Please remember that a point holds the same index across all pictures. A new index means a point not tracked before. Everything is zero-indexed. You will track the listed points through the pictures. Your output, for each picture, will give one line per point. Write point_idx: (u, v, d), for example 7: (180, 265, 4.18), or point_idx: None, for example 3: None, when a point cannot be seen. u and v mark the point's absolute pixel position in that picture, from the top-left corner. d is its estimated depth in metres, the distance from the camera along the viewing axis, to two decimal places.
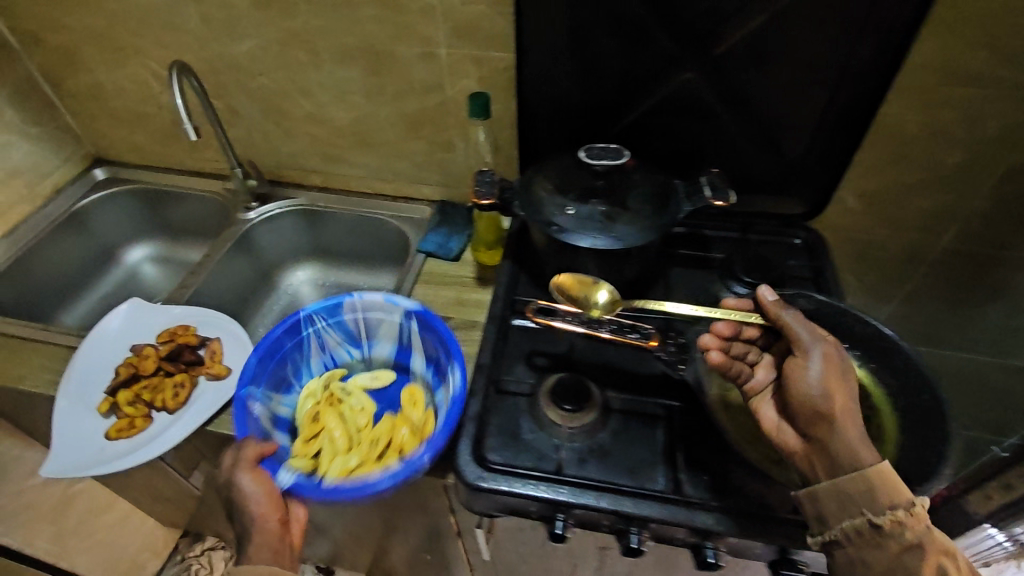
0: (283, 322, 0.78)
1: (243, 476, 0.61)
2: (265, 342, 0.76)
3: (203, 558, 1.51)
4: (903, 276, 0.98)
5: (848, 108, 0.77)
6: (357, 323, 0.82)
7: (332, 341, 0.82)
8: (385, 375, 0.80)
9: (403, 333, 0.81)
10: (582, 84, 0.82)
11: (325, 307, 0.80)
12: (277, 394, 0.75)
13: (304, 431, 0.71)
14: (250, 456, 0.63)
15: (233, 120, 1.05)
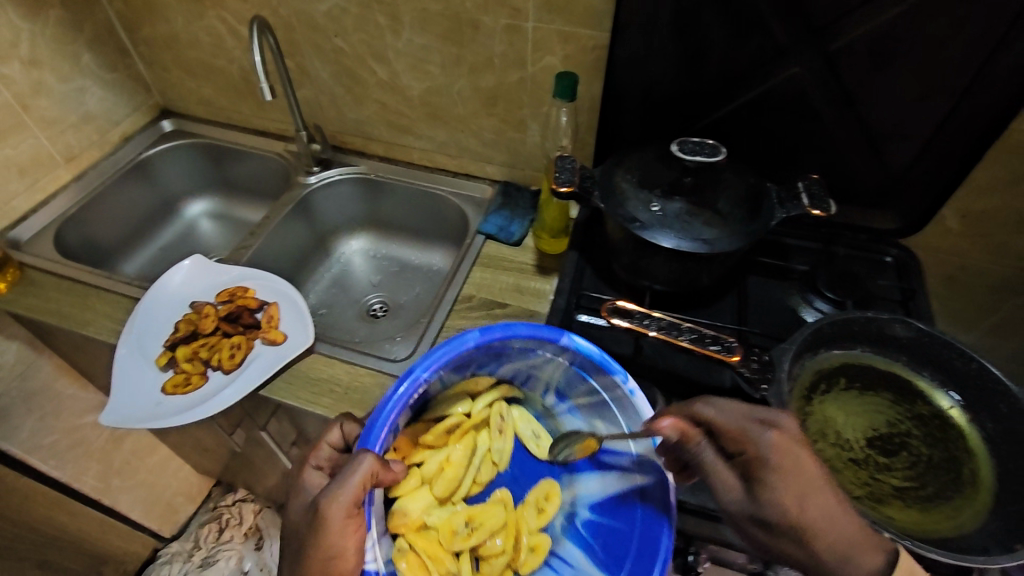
0: (536, 329, 0.62)
1: (335, 518, 0.49)
2: (492, 335, 0.62)
3: (234, 509, 1.58)
4: (993, 306, 0.91)
5: (972, 119, 0.70)
6: (590, 393, 0.65)
7: (543, 373, 0.67)
8: (548, 451, 0.69)
9: (614, 456, 0.63)
10: (676, 71, 0.77)
11: (586, 358, 0.62)
12: (450, 376, 0.63)
13: (429, 435, 0.64)
14: (354, 497, 0.50)
15: (304, 82, 1.03)
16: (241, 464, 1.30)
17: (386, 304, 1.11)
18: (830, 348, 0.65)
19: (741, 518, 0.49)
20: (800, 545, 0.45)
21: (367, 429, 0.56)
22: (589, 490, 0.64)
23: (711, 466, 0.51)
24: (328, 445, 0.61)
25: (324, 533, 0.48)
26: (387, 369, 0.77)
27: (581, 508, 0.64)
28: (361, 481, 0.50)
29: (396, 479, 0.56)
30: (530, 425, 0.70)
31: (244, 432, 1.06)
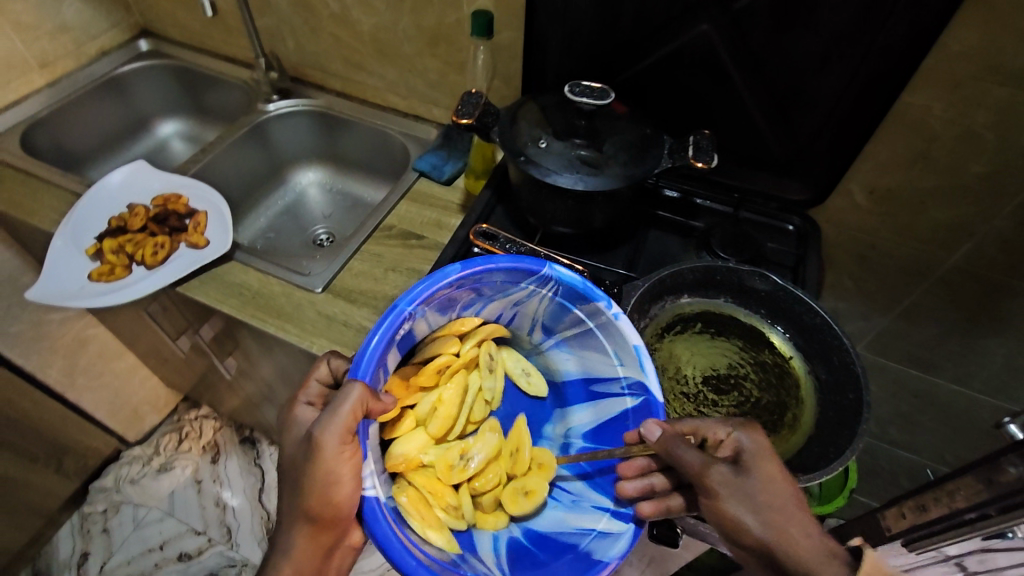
0: (518, 260, 0.61)
1: (329, 443, 0.51)
2: (478, 264, 0.61)
3: (195, 424, 1.58)
4: (904, 290, 0.91)
5: (871, 89, 0.71)
6: (575, 324, 0.64)
7: (530, 309, 0.66)
8: (538, 387, 0.68)
9: (604, 384, 0.64)
10: (597, 22, 0.79)
11: (568, 287, 0.61)
12: (434, 315, 0.63)
13: (420, 375, 0.62)
14: (347, 424, 0.51)
15: (263, 10, 1.06)
16: (194, 380, 1.36)
17: (331, 236, 1.15)
18: (691, 296, 0.70)
19: (728, 499, 0.49)
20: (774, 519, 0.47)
21: (357, 359, 0.56)
22: (581, 421, 0.66)
23: (693, 457, 0.51)
24: (318, 380, 0.60)
25: (319, 456, 0.51)
26: (295, 280, 0.83)
27: (574, 438, 0.65)
28: (351, 410, 0.51)
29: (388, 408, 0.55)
30: (519, 362, 0.69)
31: (187, 343, 1.11)
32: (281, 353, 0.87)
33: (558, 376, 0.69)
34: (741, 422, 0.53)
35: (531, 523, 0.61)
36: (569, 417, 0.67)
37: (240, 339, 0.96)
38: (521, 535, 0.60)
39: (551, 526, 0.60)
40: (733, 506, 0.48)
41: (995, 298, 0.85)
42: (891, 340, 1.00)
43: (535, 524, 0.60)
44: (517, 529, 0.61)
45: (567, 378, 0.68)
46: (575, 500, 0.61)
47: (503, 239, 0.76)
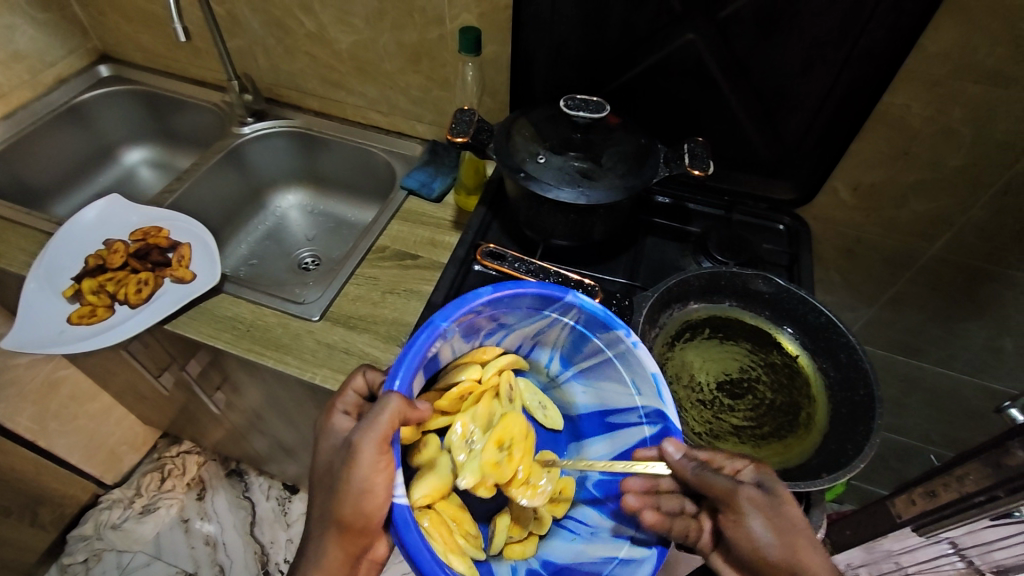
0: (543, 286, 0.61)
1: (365, 451, 0.50)
2: (508, 289, 0.61)
3: (178, 460, 1.50)
4: (889, 280, 0.94)
5: (853, 90, 0.73)
6: (594, 354, 0.64)
7: (549, 338, 0.66)
8: (554, 420, 0.66)
9: (622, 416, 0.63)
10: (583, 34, 0.79)
11: (590, 314, 0.61)
12: (458, 341, 0.62)
13: (443, 401, 0.60)
14: (385, 432, 0.50)
15: (235, 30, 1.03)
16: (177, 415, 1.30)
17: (316, 258, 1.12)
18: (698, 302, 0.70)
19: (753, 520, 0.49)
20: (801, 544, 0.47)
21: (393, 370, 0.55)
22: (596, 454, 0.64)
23: (718, 480, 0.51)
24: (354, 390, 0.59)
25: (355, 463, 0.50)
26: (291, 310, 0.80)
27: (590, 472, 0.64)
28: (389, 419, 0.51)
29: (424, 418, 0.54)
30: (536, 394, 0.67)
31: (170, 379, 1.06)
32: (277, 384, 0.84)
33: (574, 409, 0.68)
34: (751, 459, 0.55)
35: (550, 555, 0.60)
36: (585, 451, 0.65)
37: (231, 372, 0.92)
38: (540, 568, 0.59)
39: (570, 557, 0.59)
40: (756, 527, 0.49)
41: (975, 284, 0.89)
42: (878, 328, 1.03)
43: (554, 556, 0.59)
44: (535, 561, 0.60)
45: (581, 411, 0.67)
46: (593, 531, 0.60)
47: (510, 258, 0.75)
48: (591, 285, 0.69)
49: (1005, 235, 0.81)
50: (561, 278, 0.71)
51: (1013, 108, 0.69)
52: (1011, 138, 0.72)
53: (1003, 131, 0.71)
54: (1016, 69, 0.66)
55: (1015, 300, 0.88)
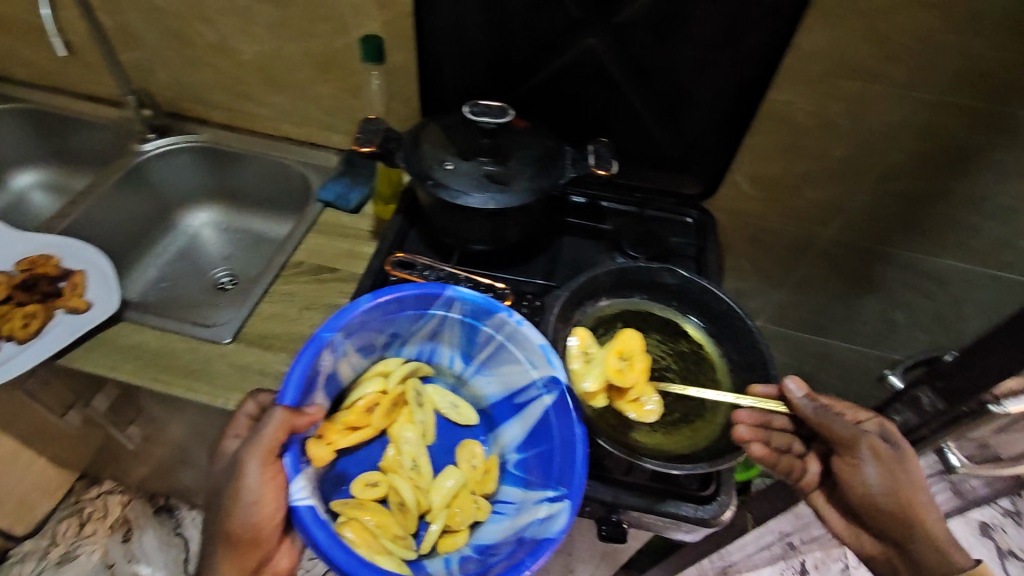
0: (422, 285, 0.65)
1: (251, 466, 0.50)
2: (390, 293, 0.64)
3: (98, 502, 1.39)
4: (792, 265, 1.01)
5: (743, 89, 0.78)
6: (487, 341, 0.67)
7: (445, 337, 0.69)
8: (468, 416, 0.67)
9: (524, 394, 0.65)
10: (488, 40, 0.80)
11: (472, 303, 0.65)
12: (355, 356, 0.65)
13: (349, 415, 0.61)
14: (269, 444, 0.51)
15: (129, 41, 0.97)
16: (93, 454, 1.21)
17: (233, 277, 1.07)
18: (608, 298, 0.73)
19: (869, 463, 0.53)
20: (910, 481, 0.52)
21: (283, 385, 0.56)
22: (512, 436, 0.66)
23: (839, 424, 0.55)
24: (246, 415, 0.57)
25: (242, 479, 0.50)
26: (200, 333, 0.76)
27: (508, 453, 0.66)
28: (274, 431, 0.51)
29: (315, 420, 0.56)
30: (446, 396, 0.68)
31: (78, 418, 0.98)
32: (192, 413, 0.80)
33: (484, 402, 0.69)
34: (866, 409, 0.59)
35: (480, 539, 0.60)
36: (501, 438, 0.67)
37: (143, 406, 0.86)
38: (471, 553, 0.59)
39: (498, 536, 0.60)
40: (869, 473, 0.53)
41: (867, 262, 0.96)
42: (788, 310, 1.09)
43: (483, 538, 0.60)
44: (468, 548, 0.60)
45: (492, 401, 0.69)
46: (518, 507, 0.61)
47: (420, 266, 0.74)
48: (500, 288, 0.71)
49: (887, 217, 0.89)
50: (472, 283, 0.71)
51: (882, 101, 0.75)
52: (883, 128, 0.78)
53: (876, 122, 0.78)
54: (881, 66, 0.72)
55: (900, 275, 0.96)
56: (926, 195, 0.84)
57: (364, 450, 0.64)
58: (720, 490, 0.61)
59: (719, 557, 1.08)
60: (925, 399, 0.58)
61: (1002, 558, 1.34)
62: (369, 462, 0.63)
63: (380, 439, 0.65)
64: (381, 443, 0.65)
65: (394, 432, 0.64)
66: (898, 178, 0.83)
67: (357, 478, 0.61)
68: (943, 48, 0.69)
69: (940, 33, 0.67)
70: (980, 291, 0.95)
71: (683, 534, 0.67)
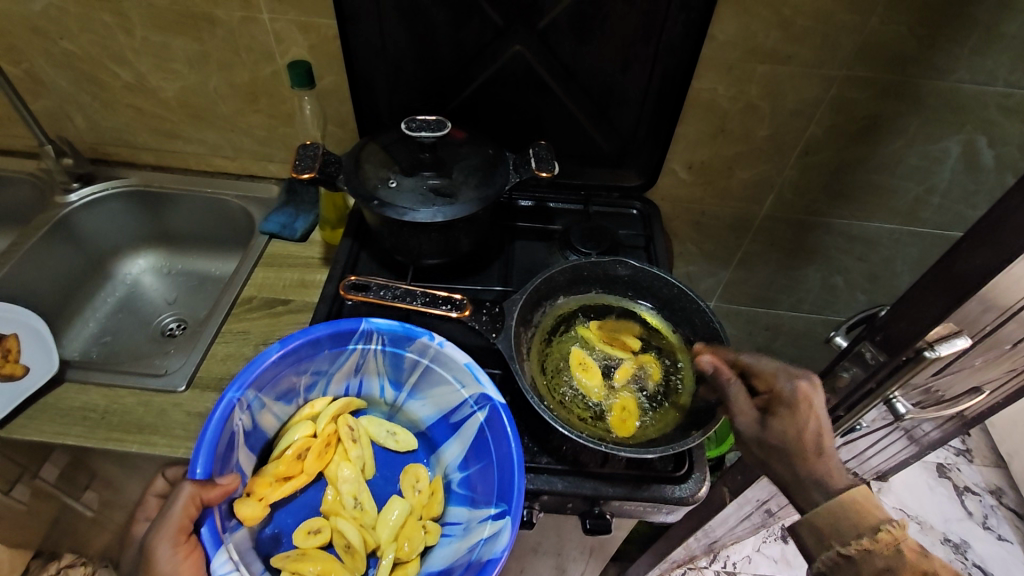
0: (335, 325, 0.65)
1: (162, 547, 0.49)
2: (300, 339, 0.64)
3: None
4: (736, 244, 1.05)
5: (666, 81, 0.81)
6: (414, 366, 0.68)
7: (370, 368, 0.69)
8: (407, 442, 0.67)
9: (458, 412, 0.66)
10: (416, 57, 0.81)
11: (390, 333, 0.66)
12: (276, 405, 0.64)
13: (279, 466, 0.61)
14: (180, 522, 0.50)
15: (40, 89, 0.92)
16: (46, 529, 1.12)
17: (181, 322, 1.03)
18: (565, 295, 0.75)
19: (752, 442, 0.56)
20: (788, 463, 0.53)
21: (193, 455, 0.55)
22: (453, 455, 0.67)
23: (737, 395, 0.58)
24: (156, 494, 0.59)
25: (153, 564, 0.49)
26: (152, 384, 0.74)
27: (452, 473, 0.66)
28: (182, 508, 0.51)
29: (230, 490, 0.54)
30: (383, 425, 0.68)
31: (26, 491, 0.91)
32: (153, 469, 0.76)
33: (422, 425, 0.70)
34: (804, 373, 0.55)
35: (432, 566, 0.61)
36: (443, 458, 0.68)
37: (98, 470, 0.81)
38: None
39: (448, 561, 0.60)
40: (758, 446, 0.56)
41: (804, 234, 1.02)
42: (737, 286, 1.14)
43: (435, 565, 0.60)
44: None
45: (428, 424, 0.69)
46: (466, 527, 0.61)
47: (374, 286, 0.69)
48: (458, 298, 0.66)
49: (814, 189, 0.94)
50: (430, 295, 0.67)
51: (796, 81, 0.80)
52: (799, 107, 0.83)
53: (792, 101, 0.82)
54: (789, 48, 0.77)
55: (834, 242, 1.02)
56: (847, 165, 0.90)
57: (300, 498, 0.63)
58: (693, 468, 0.63)
59: (704, 534, 1.10)
60: (868, 354, 0.62)
61: (959, 495, 1.44)
62: (307, 508, 0.62)
63: (317, 482, 0.64)
64: (318, 486, 0.64)
65: (330, 472, 0.63)
66: (820, 151, 0.88)
67: (299, 527, 0.60)
68: (842, 27, 0.74)
69: (838, 13, 0.72)
70: (906, 247, 1.02)
71: (665, 517, 0.68)
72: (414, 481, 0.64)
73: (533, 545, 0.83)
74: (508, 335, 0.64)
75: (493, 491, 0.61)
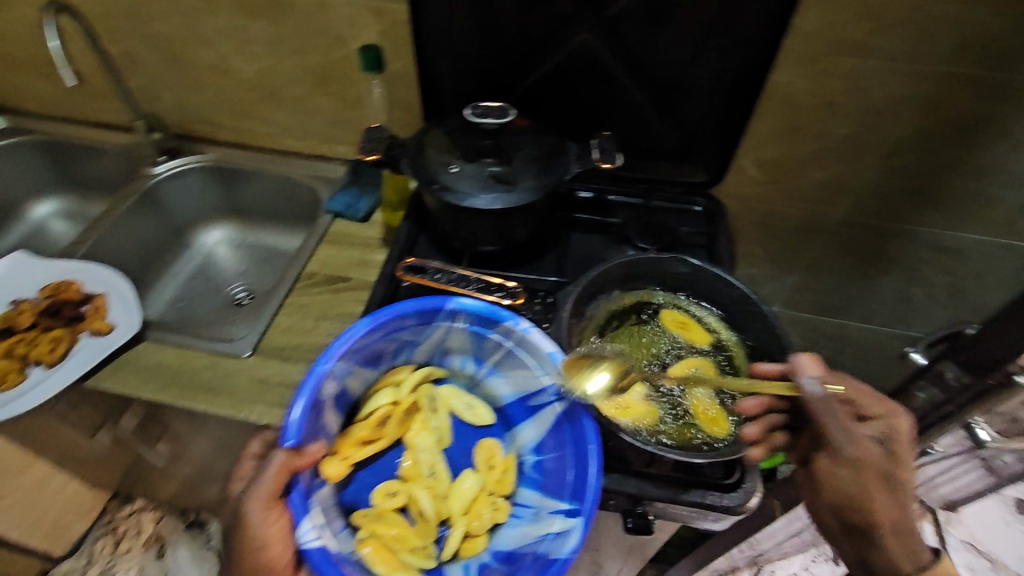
0: (423, 302, 0.67)
1: (253, 509, 0.53)
2: (389, 313, 0.66)
3: (132, 520, 1.41)
4: (806, 247, 1.00)
5: (740, 74, 0.78)
6: (497, 346, 0.68)
7: (454, 343, 0.70)
8: (485, 417, 0.68)
9: (538, 397, 0.66)
10: (485, 43, 0.81)
11: (475, 314, 0.67)
12: (363, 371, 0.67)
13: (364, 430, 0.64)
14: (269, 487, 0.54)
15: (133, 67, 0.99)
16: (122, 474, 1.23)
17: (249, 293, 1.09)
18: (620, 289, 0.72)
19: (855, 478, 0.53)
20: (890, 507, 0.53)
21: (286, 419, 0.58)
22: (529, 437, 0.68)
23: (842, 433, 0.53)
24: (251, 456, 0.61)
25: (246, 524, 0.53)
26: (220, 348, 0.78)
27: (527, 455, 0.67)
28: (273, 474, 0.54)
29: (316, 458, 0.58)
30: (463, 398, 0.69)
31: (108, 438, 0.99)
32: (217, 428, 0.81)
33: (501, 402, 0.70)
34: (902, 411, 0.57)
35: (500, 544, 0.62)
36: (518, 438, 0.68)
37: (169, 424, 0.87)
38: (491, 560, 0.62)
39: (517, 543, 0.62)
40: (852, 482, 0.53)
41: (883, 241, 0.95)
42: (803, 292, 1.08)
43: (503, 544, 0.62)
44: (487, 553, 0.62)
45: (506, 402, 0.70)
46: (536, 513, 0.63)
47: (431, 269, 0.75)
48: (512, 286, 0.72)
49: (898, 193, 0.88)
50: (483, 281, 0.74)
51: (884, 76, 0.74)
52: (885, 105, 0.77)
53: (879, 98, 0.77)
54: (881, 41, 0.71)
55: (918, 252, 0.95)
56: (938, 168, 0.83)
57: (381, 460, 0.65)
58: (746, 476, 0.61)
59: (749, 547, 1.07)
60: (950, 373, 0.57)
61: None
62: (387, 471, 0.65)
63: (397, 447, 0.66)
64: (396, 451, 0.66)
65: (409, 439, 0.66)
66: (908, 152, 0.82)
67: (378, 488, 0.63)
68: (943, 17, 0.68)
69: (939, 3, 0.67)
70: (1001, 262, 0.93)
71: (710, 523, 0.66)
72: (488, 457, 0.66)
73: None
74: (560, 326, 0.66)
75: (566, 484, 0.61)
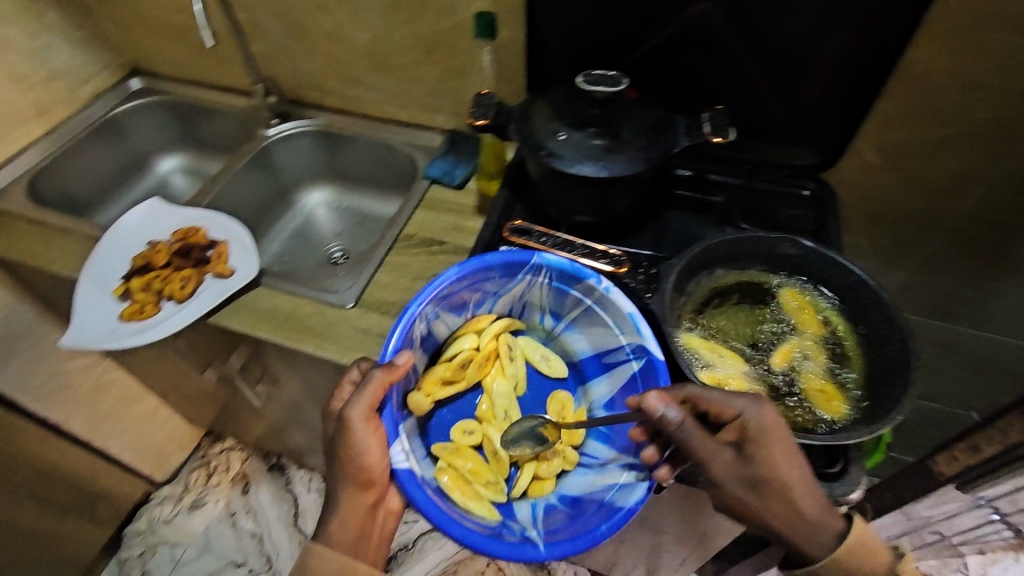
0: (508, 254, 0.68)
1: (357, 418, 0.57)
2: (475, 263, 0.68)
3: (222, 457, 1.52)
4: (920, 242, 0.93)
5: (870, 51, 0.73)
6: (576, 303, 0.69)
7: (534, 297, 0.72)
8: (559, 369, 0.71)
9: (612, 355, 0.68)
10: (596, 13, 0.80)
11: (559, 270, 0.68)
12: (449, 316, 0.70)
13: (446, 370, 0.67)
14: (371, 401, 0.58)
15: (257, 34, 1.06)
16: (220, 412, 1.33)
17: (345, 253, 1.15)
18: (725, 268, 0.71)
19: (735, 485, 0.55)
20: (779, 502, 0.53)
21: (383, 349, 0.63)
22: (601, 393, 0.69)
23: (701, 452, 0.55)
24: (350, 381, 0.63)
25: (350, 430, 0.57)
26: (326, 298, 0.83)
27: (597, 410, 0.68)
28: (374, 389, 0.58)
29: (406, 367, 0.60)
30: (538, 349, 0.72)
31: (214, 376, 1.07)
32: (315, 373, 0.87)
33: (575, 356, 0.72)
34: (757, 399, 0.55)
35: (566, 490, 0.64)
36: (591, 393, 0.70)
37: (271, 366, 0.94)
38: (558, 502, 0.64)
39: (583, 490, 0.63)
40: (732, 490, 0.55)
41: (1013, 241, 0.87)
42: (910, 292, 1.01)
43: (569, 489, 0.64)
44: (554, 496, 0.65)
45: (581, 356, 0.72)
46: (603, 465, 0.64)
47: (536, 232, 0.77)
48: (617, 254, 0.73)
49: None
50: (589, 248, 0.74)
51: None
52: None
53: None
54: None
55: None
56: None
57: (461, 400, 0.69)
58: (849, 466, 0.58)
59: None
60: None
61: None
62: (465, 410, 0.69)
63: (475, 390, 0.70)
64: (474, 394, 0.70)
65: (487, 383, 0.69)
66: None
67: (456, 425, 0.67)
68: None
69: None
70: None
71: None
72: (557, 411, 0.68)
73: (642, 518, 0.82)
74: (664, 297, 0.65)
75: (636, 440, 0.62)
